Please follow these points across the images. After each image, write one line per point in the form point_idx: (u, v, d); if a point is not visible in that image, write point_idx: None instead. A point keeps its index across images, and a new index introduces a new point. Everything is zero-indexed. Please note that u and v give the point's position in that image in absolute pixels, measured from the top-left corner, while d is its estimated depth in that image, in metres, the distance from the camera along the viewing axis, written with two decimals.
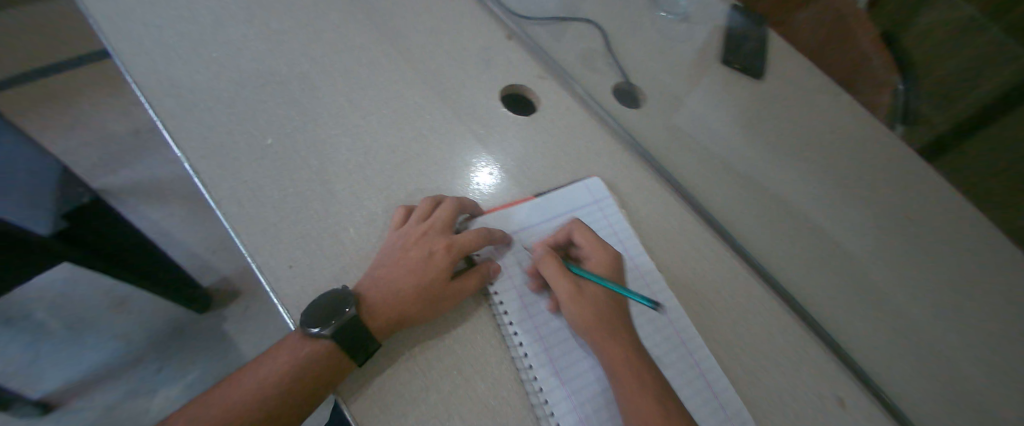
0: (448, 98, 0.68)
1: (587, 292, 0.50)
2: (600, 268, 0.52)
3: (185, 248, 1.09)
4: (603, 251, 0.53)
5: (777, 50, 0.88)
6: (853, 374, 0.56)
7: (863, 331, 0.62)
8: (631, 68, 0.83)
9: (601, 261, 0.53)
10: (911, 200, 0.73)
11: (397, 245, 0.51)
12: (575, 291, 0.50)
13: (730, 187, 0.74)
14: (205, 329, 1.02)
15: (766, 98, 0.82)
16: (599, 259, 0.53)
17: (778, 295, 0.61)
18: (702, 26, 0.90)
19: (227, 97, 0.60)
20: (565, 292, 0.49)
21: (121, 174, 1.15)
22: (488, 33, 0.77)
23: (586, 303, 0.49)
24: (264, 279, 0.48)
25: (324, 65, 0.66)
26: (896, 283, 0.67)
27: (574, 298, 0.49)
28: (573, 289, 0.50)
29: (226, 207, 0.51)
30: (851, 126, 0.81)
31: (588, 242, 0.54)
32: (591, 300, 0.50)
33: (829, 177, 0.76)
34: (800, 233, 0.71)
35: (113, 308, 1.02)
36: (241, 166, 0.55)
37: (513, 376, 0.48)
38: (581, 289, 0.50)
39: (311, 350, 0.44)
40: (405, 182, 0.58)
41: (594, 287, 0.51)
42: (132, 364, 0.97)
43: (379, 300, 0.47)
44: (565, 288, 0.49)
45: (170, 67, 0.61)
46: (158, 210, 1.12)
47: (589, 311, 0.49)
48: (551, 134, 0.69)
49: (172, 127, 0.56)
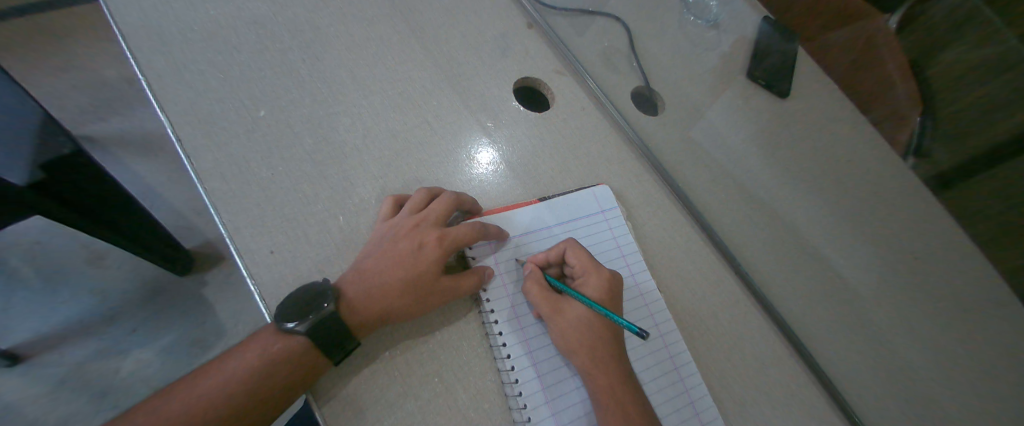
0: (457, 84, 0.64)
1: (577, 312, 0.47)
2: (593, 289, 0.49)
3: (171, 208, 1.05)
4: (596, 272, 0.50)
5: (806, 69, 0.84)
6: (847, 417, 0.54)
7: (862, 372, 0.60)
8: (652, 72, 0.79)
9: (592, 283, 0.49)
10: (925, 240, 0.71)
11: (385, 238, 0.48)
12: (558, 312, 0.47)
13: (741, 208, 0.71)
14: (184, 293, 0.99)
15: (789, 118, 0.78)
16: (590, 281, 0.49)
17: (780, 327, 0.59)
18: (732, 35, 0.86)
19: (221, 60, 0.56)
20: (547, 312, 0.47)
21: (111, 125, 1.11)
22: (507, 19, 0.73)
23: (570, 326, 0.47)
24: (242, 263, 0.45)
25: (329, 35, 0.62)
26: (899, 326, 0.65)
27: (556, 320, 0.47)
28: (556, 309, 0.47)
29: (209, 180, 0.48)
30: (874, 157, 0.77)
31: (581, 263, 0.50)
32: (574, 323, 0.47)
33: (841, 209, 0.74)
34: (806, 264, 0.68)
35: (91, 262, 0.99)
36: (228, 137, 0.51)
37: (497, 389, 0.45)
38: (564, 310, 0.47)
39: (285, 346, 0.41)
40: (402, 170, 0.55)
41: (581, 310, 0.48)
42: (107, 322, 0.94)
43: (361, 296, 0.44)
44: (546, 308, 0.47)
45: (163, 20, 0.57)
46: (147, 166, 1.08)
47: (573, 334, 0.46)
48: (562, 134, 0.65)
49: (159, 88, 0.52)
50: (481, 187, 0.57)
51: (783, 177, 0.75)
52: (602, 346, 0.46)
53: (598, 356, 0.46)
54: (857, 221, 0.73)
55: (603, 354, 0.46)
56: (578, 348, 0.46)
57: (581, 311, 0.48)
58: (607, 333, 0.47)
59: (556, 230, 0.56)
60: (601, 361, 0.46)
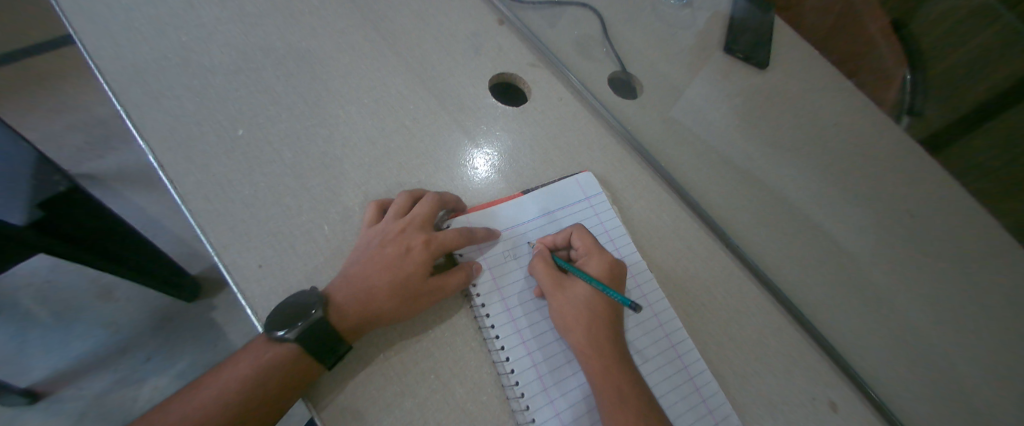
0: (432, 86, 0.65)
1: (577, 289, 0.49)
2: (594, 267, 0.50)
3: (171, 236, 1.07)
4: (598, 254, 0.51)
5: (783, 38, 0.84)
6: (851, 379, 0.54)
7: (860, 332, 0.60)
8: (628, 55, 0.79)
9: (594, 263, 0.50)
10: (914, 197, 0.71)
11: (371, 243, 0.48)
12: (560, 288, 0.49)
13: (729, 182, 0.71)
14: (191, 318, 1.01)
15: (769, 89, 0.78)
16: (592, 260, 0.51)
17: (774, 296, 0.59)
18: (706, 11, 0.85)
19: (198, 84, 0.57)
20: (550, 287, 0.48)
21: (106, 160, 1.13)
22: (477, 18, 0.73)
23: (569, 302, 0.48)
24: (232, 279, 0.46)
25: (301, 50, 0.63)
26: (896, 284, 0.65)
27: (557, 295, 0.48)
28: (559, 285, 0.49)
29: (194, 202, 0.49)
30: (858, 118, 0.77)
31: (585, 245, 0.52)
32: (574, 301, 0.48)
33: (829, 174, 0.74)
34: (799, 231, 0.68)
35: (99, 297, 1.00)
36: (211, 159, 0.52)
37: (493, 381, 0.46)
38: (566, 287, 0.49)
39: (277, 354, 0.42)
40: (384, 176, 0.56)
41: (582, 287, 0.49)
42: (120, 353, 0.96)
43: (351, 301, 0.45)
44: (549, 283, 0.49)
45: (138, 52, 0.58)
46: (144, 197, 1.10)
47: (572, 311, 0.48)
48: (541, 126, 0.65)
49: (138, 117, 0.53)
50: (464, 185, 0.58)
51: (768, 148, 0.75)
52: (598, 324, 0.47)
53: (595, 334, 0.46)
54: (846, 186, 0.73)
55: (600, 335, 0.47)
56: (575, 325, 0.47)
57: (582, 288, 0.49)
58: (606, 312, 0.48)
59: (541, 221, 0.56)
60: (596, 340, 0.46)
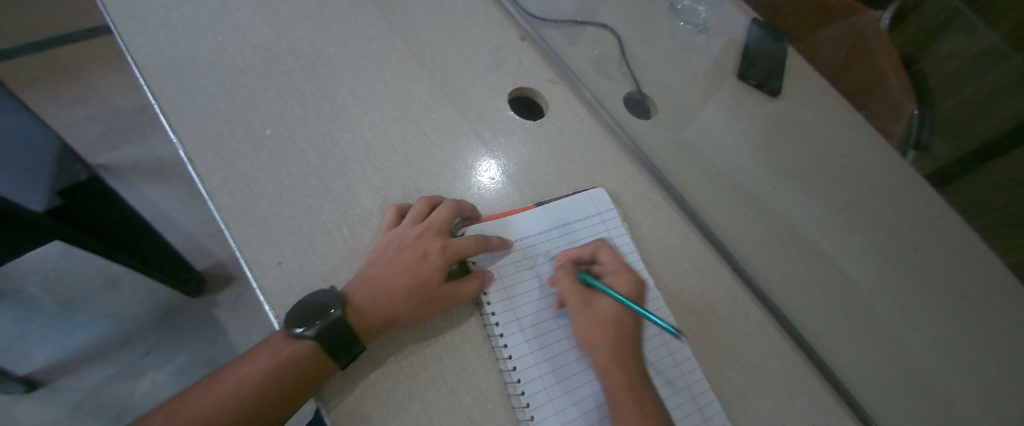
0: (454, 97, 0.66)
1: (602, 306, 0.49)
2: (622, 286, 0.51)
3: (183, 229, 1.08)
4: (626, 274, 0.52)
5: (796, 68, 0.85)
6: (853, 409, 0.54)
7: (866, 362, 0.60)
8: (644, 77, 0.81)
9: (622, 281, 0.51)
10: (921, 230, 0.71)
11: (389, 246, 0.49)
12: (586, 304, 0.49)
13: (738, 205, 0.72)
14: (196, 312, 1.02)
15: (781, 117, 0.80)
16: (620, 279, 0.51)
17: (779, 321, 0.59)
18: (722, 38, 0.88)
19: (229, 83, 0.59)
20: (575, 303, 0.49)
21: (125, 151, 1.15)
22: (500, 33, 0.75)
23: (595, 318, 0.48)
24: (251, 275, 0.47)
25: (329, 56, 0.65)
26: (902, 316, 0.65)
27: (582, 311, 0.49)
28: (585, 302, 0.49)
29: (218, 198, 0.50)
30: (867, 150, 0.78)
31: (611, 262, 0.53)
32: (599, 318, 0.48)
33: (837, 203, 0.75)
34: (806, 258, 0.69)
35: (108, 286, 1.01)
36: (236, 157, 0.54)
37: (500, 390, 0.46)
38: (592, 304, 0.49)
39: (294, 350, 0.43)
40: (403, 182, 0.57)
41: (607, 304, 0.49)
42: (123, 343, 0.97)
43: (366, 302, 0.45)
44: (574, 299, 0.49)
45: (173, 49, 0.60)
46: (160, 190, 1.12)
47: (596, 326, 0.48)
48: (557, 141, 0.67)
49: (170, 112, 0.55)
50: (479, 195, 0.59)
51: (778, 174, 0.76)
52: (622, 341, 0.48)
53: (618, 351, 0.47)
54: (854, 216, 0.74)
55: (622, 351, 0.47)
56: (599, 340, 0.47)
57: (608, 305, 0.49)
58: (631, 329, 0.49)
59: (553, 234, 0.57)
60: (619, 356, 0.47)
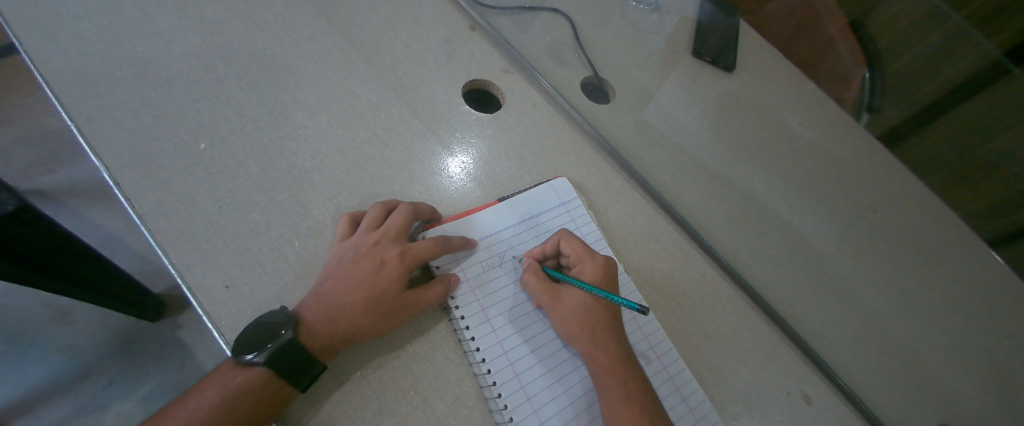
0: (404, 94, 0.64)
1: (573, 300, 0.49)
2: (590, 274, 0.50)
3: (133, 253, 1.02)
4: (591, 260, 0.51)
5: (749, 41, 0.86)
6: (821, 371, 0.56)
7: (829, 324, 0.63)
8: (599, 60, 0.80)
9: (588, 269, 0.50)
10: (874, 192, 0.74)
11: (345, 258, 0.47)
12: (557, 300, 0.49)
13: (701, 182, 0.73)
14: (158, 338, 0.96)
15: (736, 92, 0.81)
16: (586, 267, 0.51)
17: (746, 293, 0.60)
18: (674, 16, 0.87)
19: (156, 96, 0.55)
20: (546, 301, 0.48)
21: (60, 175, 1.06)
22: (449, 24, 0.73)
23: (569, 312, 0.48)
24: (196, 302, 0.44)
25: (266, 59, 0.61)
26: (860, 277, 0.68)
27: (555, 308, 0.48)
28: (556, 298, 0.49)
29: (153, 222, 0.47)
30: (821, 117, 0.80)
31: (575, 251, 0.52)
32: (574, 310, 0.48)
33: (796, 172, 0.76)
34: (768, 229, 0.70)
35: (55, 320, 0.95)
36: (171, 175, 0.50)
37: (475, 394, 0.45)
38: (564, 298, 0.49)
39: (246, 379, 0.41)
40: (357, 188, 0.54)
41: (580, 296, 0.49)
42: (80, 378, 0.91)
43: (324, 320, 0.43)
44: (545, 298, 0.48)
45: (89, 63, 0.55)
46: (102, 212, 1.04)
47: (573, 319, 0.48)
48: (516, 133, 0.65)
49: (90, 132, 0.51)
50: (439, 195, 0.57)
51: (738, 148, 0.77)
52: (600, 328, 0.47)
53: (598, 338, 0.47)
54: (814, 183, 0.75)
55: (603, 338, 0.47)
56: (578, 331, 0.47)
57: (579, 297, 0.49)
58: (606, 317, 0.48)
59: (518, 229, 0.56)
60: (600, 344, 0.47)
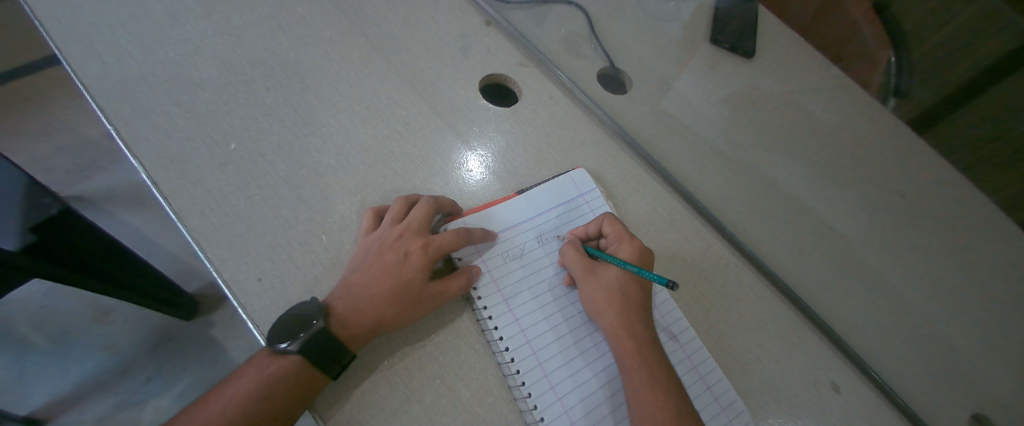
0: (423, 90, 0.65)
1: (605, 275, 0.49)
2: (626, 253, 0.51)
3: (166, 254, 1.06)
4: (629, 240, 0.51)
5: (767, 27, 0.84)
6: (850, 360, 0.55)
7: (856, 310, 0.61)
8: (615, 51, 0.80)
9: (625, 248, 0.51)
10: (904, 176, 0.72)
11: (370, 250, 0.48)
12: (592, 274, 0.49)
13: (721, 170, 0.71)
14: (193, 335, 1.00)
15: (756, 78, 0.79)
16: (623, 246, 0.51)
17: (771, 282, 0.59)
18: (691, 3, 0.86)
19: (187, 99, 0.57)
20: (581, 274, 0.50)
21: (96, 181, 1.12)
22: (465, 20, 0.73)
23: (602, 287, 0.49)
24: (231, 295, 0.46)
25: (289, 61, 0.63)
26: (891, 263, 0.66)
27: (588, 281, 0.49)
28: (591, 271, 0.50)
29: (189, 219, 0.49)
30: (846, 102, 0.78)
31: (615, 231, 0.52)
32: (607, 286, 0.49)
33: (821, 158, 0.74)
34: (792, 216, 0.69)
35: (96, 319, 0.99)
36: (204, 174, 0.52)
37: (499, 383, 0.46)
38: (599, 273, 0.50)
39: (280, 367, 0.42)
40: (379, 183, 0.56)
41: (615, 272, 0.50)
42: (120, 373, 0.95)
43: (353, 309, 0.45)
44: (580, 269, 0.50)
45: (125, 70, 0.58)
46: (137, 216, 1.09)
47: (604, 295, 0.48)
48: (533, 125, 0.66)
49: (128, 136, 0.53)
50: (458, 188, 0.58)
51: (761, 135, 0.75)
52: (630, 308, 0.48)
53: (626, 318, 0.47)
54: (840, 170, 0.73)
55: (631, 320, 0.47)
56: (608, 309, 0.48)
57: (614, 273, 0.50)
58: (638, 295, 0.49)
59: (538, 220, 0.56)
60: (628, 324, 0.47)
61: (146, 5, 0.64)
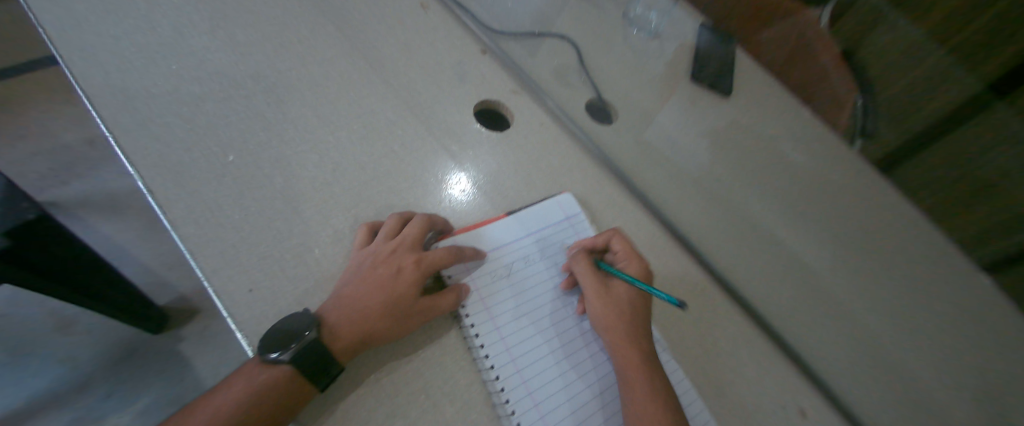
0: (419, 112, 0.67)
1: (613, 290, 0.53)
2: (634, 270, 0.54)
3: (144, 262, 1.04)
4: (637, 259, 0.55)
5: (743, 68, 0.91)
6: (815, 385, 0.58)
7: (823, 337, 0.65)
8: (603, 84, 0.84)
9: (634, 266, 0.54)
10: (864, 212, 0.77)
11: (364, 264, 0.50)
12: (601, 287, 0.53)
13: (698, 200, 0.76)
14: (164, 347, 0.97)
15: (733, 114, 0.85)
16: (632, 264, 0.55)
17: (743, 308, 0.62)
18: (673, 43, 0.92)
19: (188, 110, 0.58)
20: (591, 286, 0.52)
21: (78, 185, 1.10)
22: (462, 48, 0.77)
23: (609, 299, 0.52)
24: (221, 304, 0.46)
25: (290, 78, 0.65)
26: (853, 294, 0.70)
27: (597, 293, 0.52)
28: (600, 284, 0.53)
29: (182, 228, 0.49)
30: (814, 141, 0.84)
31: (623, 249, 0.56)
32: (615, 298, 0.52)
33: (790, 192, 0.79)
34: (763, 247, 0.73)
35: (65, 328, 0.96)
36: (200, 185, 0.53)
37: (484, 400, 0.47)
38: (607, 286, 0.53)
39: (269, 377, 0.43)
40: (374, 200, 0.57)
41: (622, 287, 0.53)
42: (83, 386, 0.91)
43: (344, 322, 0.46)
44: (590, 281, 0.53)
45: (127, 79, 0.59)
46: (117, 222, 1.07)
47: (610, 308, 0.51)
48: (525, 150, 0.69)
49: (126, 144, 0.54)
50: (450, 208, 0.60)
51: (736, 168, 0.80)
52: (634, 321, 0.51)
53: (630, 330, 0.50)
54: (808, 204, 0.79)
55: (635, 333, 0.50)
56: (613, 321, 0.51)
57: (622, 288, 0.53)
58: (641, 311, 0.52)
59: (526, 241, 0.58)
60: (630, 336, 0.50)
61: (152, 18, 0.66)
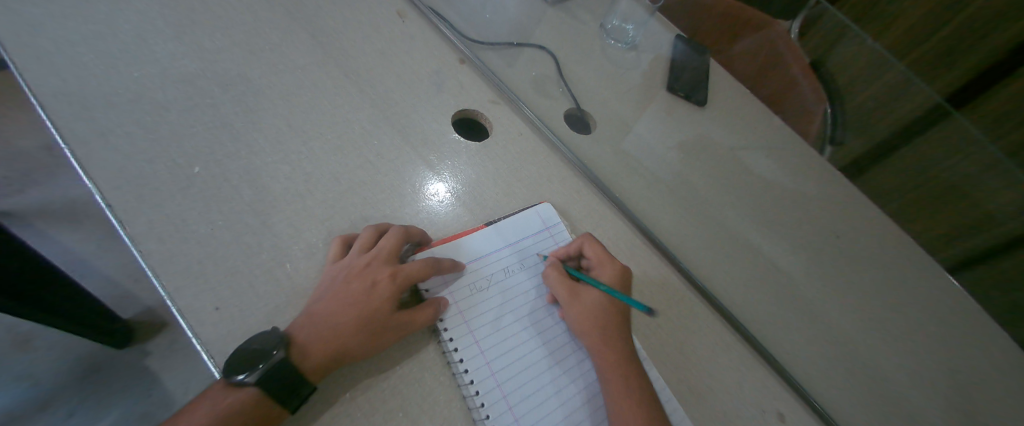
0: (396, 122, 0.66)
1: (587, 298, 0.53)
2: (607, 276, 0.56)
3: (104, 277, 0.98)
4: (610, 263, 0.56)
5: (716, 79, 0.93)
6: (792, 389, 0.59)
7: (798, 341, 0.66)
8: (581, 94, 0.85)
9: (606, 272, 0.56)
10: (832, 218, 0.80)
11: (337, 279, 0.48)
12: (575, 296, 0.53)
13: (677, 207, 0.77)
14: (124, 365, 0.91)
15: (707, 124, 0.87)
16: (605, 270, 0.56)
17: (720, 314, 0.63)
18: (649, 54, 0.94)
19: (151, 121, 0.56)
20: (565, 296, 0.53)
21: (32, 197, 1.04)
22: (440, 57, 0.77)
23: (584, 308, 0.53)
24: (186, 324, 0.44)
25: (262, 88, 0.63)
26: (824, 298, 0.72)
27: (571, 303, 0.53)
28: (573, 294, 0.53)
29: (143, 244, 0.47)
30: (784, 150, 0.87)
31: (596, 254, 0.57)
32: (590, 306, 0.53)
33: (763, 200, 0.81)
34: (738, 253, 0.74)
35: (18, 348, 0.90)
36: (164, 198, 0.51)
37: (463, 416, 0.46)
38: (581, 295, 0.53)
39: (235, 400, 0.41)
40: (349, 212, 0.56)
41: (596, 295, 0.54)
42: (36, 410, 0.86)
43: (315, 339, 0.44)
44: (563, 292, 0.53)
45: (85, 87, 0.56)
46: (75, 235, 1.02)
47: (586, 316, 0.52)
48: (503, 160, 0.69)
49: (83, 156, 0.51)
50: (428, 219, 0.59)
51: (709, 177, 0.82)
52: (611, 328, 0.52)
53: (608, 337, 0.51)
54: (780, 211, 0.81)
55: (611, 342, 0.51)
56: (589, 328, 0.52)
57: (595, 296, 0.53)
58: (616, 319, 0.53)
59: (505, 252, 0.58)
60: (608, 344, 0.51)
61: (114, 24, 0.63)
